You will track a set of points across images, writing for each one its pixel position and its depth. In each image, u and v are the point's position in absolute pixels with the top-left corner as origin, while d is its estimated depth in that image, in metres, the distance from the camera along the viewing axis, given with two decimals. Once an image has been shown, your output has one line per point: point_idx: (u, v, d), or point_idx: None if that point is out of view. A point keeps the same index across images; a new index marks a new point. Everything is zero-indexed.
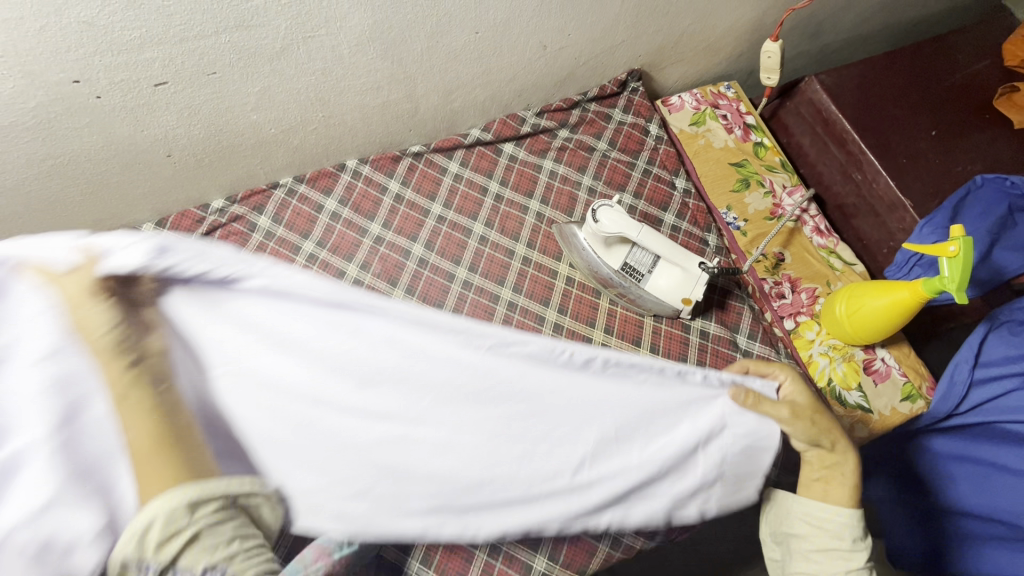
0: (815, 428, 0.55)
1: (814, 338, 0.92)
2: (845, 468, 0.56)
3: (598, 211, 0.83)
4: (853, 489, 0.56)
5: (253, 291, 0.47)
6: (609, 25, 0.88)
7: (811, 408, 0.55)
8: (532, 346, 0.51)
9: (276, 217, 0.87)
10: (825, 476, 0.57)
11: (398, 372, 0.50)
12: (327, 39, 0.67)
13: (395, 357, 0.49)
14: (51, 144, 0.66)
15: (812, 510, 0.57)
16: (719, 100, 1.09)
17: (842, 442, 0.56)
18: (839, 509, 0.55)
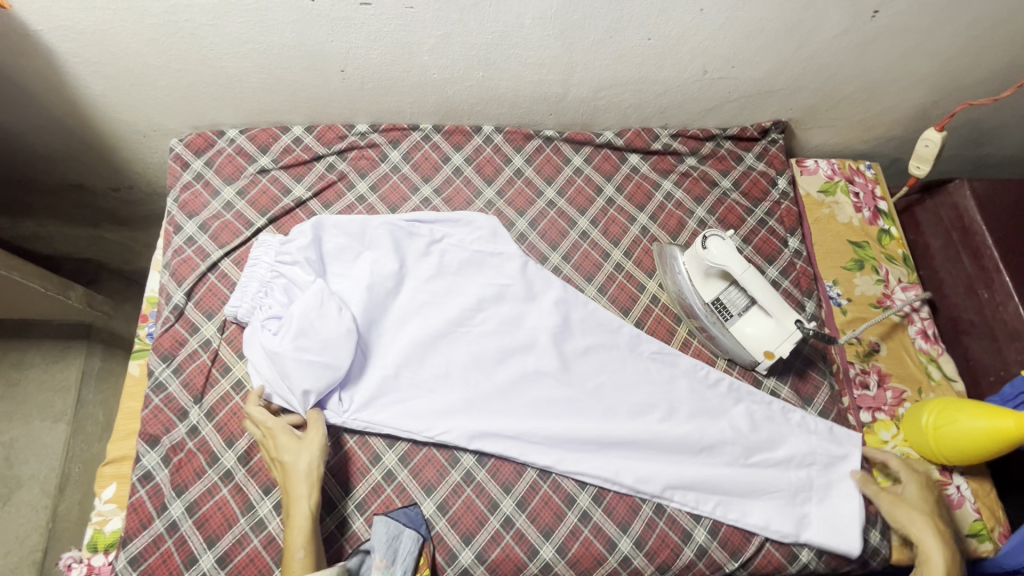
0: (901, 512, 0.77)
1: (887, 439, 0.87)
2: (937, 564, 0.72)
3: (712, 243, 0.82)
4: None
5: (480, 249, 0.89)
6: (775, 69, 0.88)
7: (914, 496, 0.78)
8: (640, 341, 0.86)
9: (406, 155, 0.93)
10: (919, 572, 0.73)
11: (567, 332, 0.86)
12: (516, 5, 0.72)
13: (562, 316, 0.87)
14: (257, 30, 0.74)
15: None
16: (856, 177, 1.05)
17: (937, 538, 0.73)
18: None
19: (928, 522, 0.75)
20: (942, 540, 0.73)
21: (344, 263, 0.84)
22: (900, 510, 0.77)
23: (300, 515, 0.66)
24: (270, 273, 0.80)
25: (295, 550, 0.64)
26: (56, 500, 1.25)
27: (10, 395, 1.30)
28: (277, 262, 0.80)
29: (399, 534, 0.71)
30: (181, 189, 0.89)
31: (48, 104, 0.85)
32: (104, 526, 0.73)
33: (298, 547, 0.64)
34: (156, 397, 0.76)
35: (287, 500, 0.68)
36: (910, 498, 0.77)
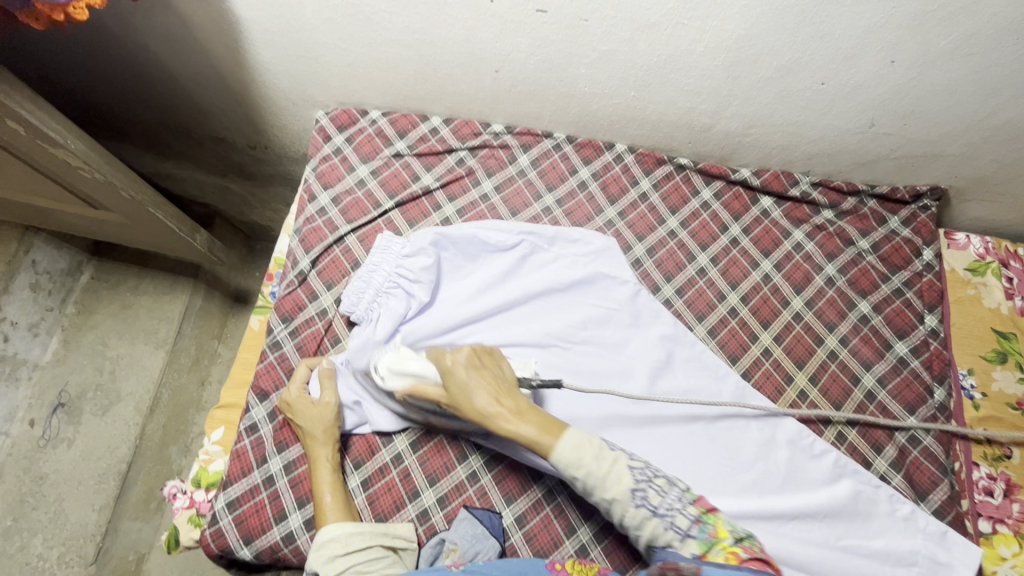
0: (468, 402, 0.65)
1: (1007, 557, 0.78)
2: (531, 438, 0.62)
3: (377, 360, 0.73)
4: (553, 436, 0.62)
5: (595, 270, 0.88)
6: (952, 133, 0.80)
7: (446, 372, 0.67)
8: (745, 393, 0.82)
9: (535, 161, 0.94)
10: (529, 441, 0.63)
11: (667, 368, 0.84)
12: (693, 32, 0.70)
13: (667, 352, 0.84)
14: (429, 23, 0.75)
15: (567, 457, 0.61)
16: (1012, 261, 0.96)
17: (496, 419, 0.64)
18: (564, 439, 0.62)
19: (486, 384, 0.66)
20: (501, 413, 0.64)
21: (460, 266, 0.87)
22: (451, 401, 0.66)
23: (321, 469, 0.71)
24: (389, 282, 0.82)
25: (322, 496, 0.69)
26: (145, 420, 1.36)
27: (122, 316, 1.41)
28: (398, 270, 0.82)
29: (483, 537, 0.70)
30: (320, 159, 0.92)
31: (218, 63, 0.90)
32: (208, 465, 0.78)
33: (327, 491, 0.70)
34: (271, 354, 0.80)
35: (306, 456, 0.73)
36: (449, 370, 0.67)
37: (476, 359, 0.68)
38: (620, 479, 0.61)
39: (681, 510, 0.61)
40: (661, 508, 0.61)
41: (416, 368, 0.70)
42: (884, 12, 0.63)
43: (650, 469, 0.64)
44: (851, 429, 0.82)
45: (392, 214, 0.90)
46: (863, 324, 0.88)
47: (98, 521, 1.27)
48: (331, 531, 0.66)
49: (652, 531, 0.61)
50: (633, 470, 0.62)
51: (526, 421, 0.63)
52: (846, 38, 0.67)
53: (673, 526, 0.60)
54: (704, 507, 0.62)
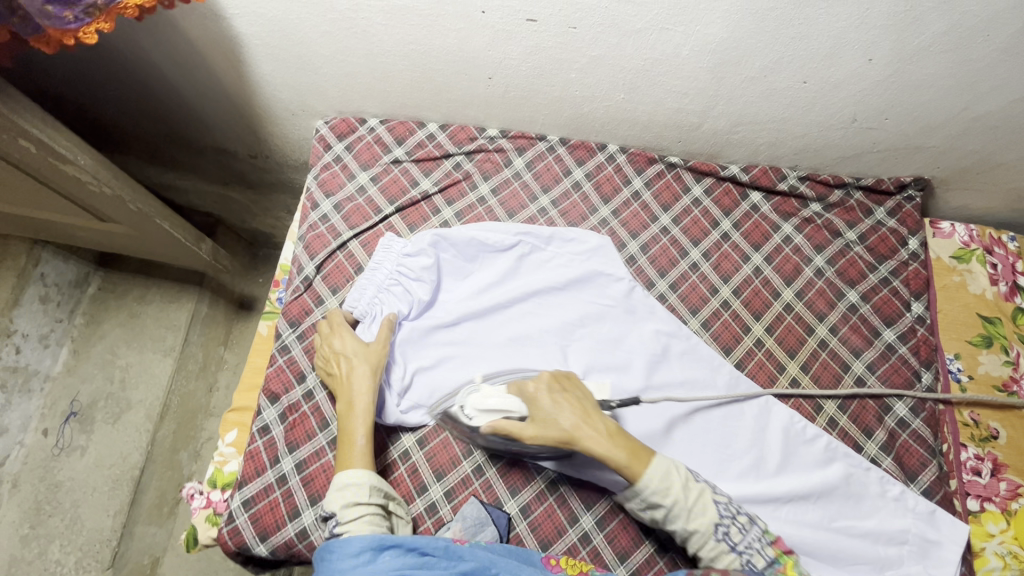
0: (559, 425, 0.71)
1: (995, 533, 0.81)
2: (619, 461, 0.68)
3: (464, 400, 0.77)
4: (639, 458, 0.69)
5: (591, 268, 0.90)
6: (932, 126, 0.83)
7: (538, 402, 0.73)
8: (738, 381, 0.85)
9: (529, 163, 0.96)
10: (616, 461, 0.69)
11: (662, 360, 0.87)
12: (677, 37, 0.72)
13: (661, 345, 0.87)
14: (423, 34, 0.78)
15: (654, 485, 0.67)
16: (996, 247, 0.98)
17: (587, 441, 0.70)
18: (651, 467, 0.68)
19: (573, 407, 0.73)
20: (592, 437, 0.70)
21: (458, 269, 0.90)
22: (538, 427, 0.71)
23: (361, 410, 0.73)
24: (389, 280, 0.85)
25: (356, 438, 0.71)
26: (156, 426, 1.39)
27: (130, 326, 1.44)
28: (399, 269, 0.85)
29: (483, 523, 0.74)
30: (321, 167, 0.95)
31: (219, 76, 0.93)
32: (223, 466, 0.81)
33: (362, 434, 0.71)
34: (280, 357, 0.83)
35: (347, 395, 0.74)
36: (537, 397, 0.74)
37: (557, 385, 0.75)
38: (704, 512, 0.68)
39: (759, 550, 0.68)
40: (740, 546, 0.68)
41: (496, 403, 0.74)
42: (859, 13, 0.66)
43: (733, 505, 0.70)
44: (842, 414, 0.85)
45: (393, 219, 0.93)
46: (852, 313, 0.91)
47: (113, 526, 1.30)
48: (357, 475, 0.68)
49: (726, 564, 0.67)
50: (718, 505, 0.68)
51: (614, 445, 0.69)
52: (824, 38, 0.70)
53: (748, 564, 0.67)
54: (781, 549, 0.69)
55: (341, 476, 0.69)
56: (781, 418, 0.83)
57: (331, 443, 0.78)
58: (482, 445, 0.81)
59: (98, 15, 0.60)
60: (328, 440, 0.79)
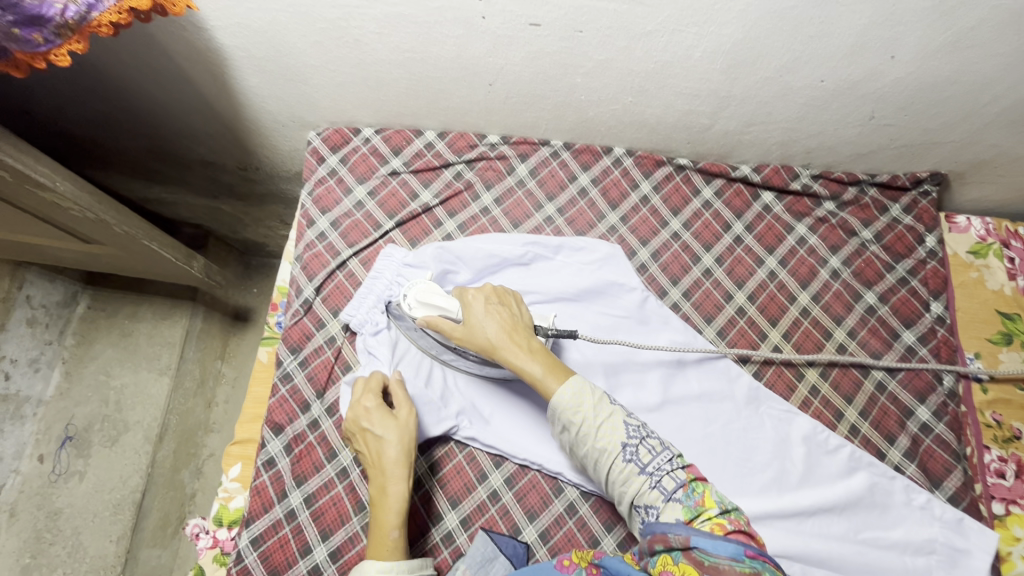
0: (484, 334, 0.68)
1: (1022, 536, 0.80)
2: (534, 375, 0.64)
3: (408, 290, 0.76)
4: (556, 371, 0.64)
5: (601, 279, 0.87)
6: (953, 121, 0.80)
7: (468, 307, 0.71)
8: (757, 391, 0.83)
9: (533, 170, 0.92)
10: (531, 374, 0.65)
11: (678, 372, 0.84)
12: (690, 38, 0.69)
13: (677, 357, 0.84)
14: (419, 41, 0.74)
15: (566, 402, 0.61)
16: (1014, 240, 0.96)
17: (508, 353, 0.66)
18: (565, 384, 0.62)
19: (504, 319, 0.69)
20: (512, 348, 0.66)
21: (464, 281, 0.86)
22: (465, 330, 0.69)
23: (392, 494, 0.65)
24: (389, 289, 0.82)
25: (389, 530, 0.63)
26: (156, 447, 1.35)
27: (123, 345, 1.39)
28: (400, 277, 0.83)
29: (492, 557, 0.71)
30: (315, 182, 0.91)
31: (203, 90, 0.88)
32: (228, 502, 0.78)
33: (395, 525, 0.64)
34: (283, 387, 0.79)
35: (376, 477, 0.67)
36: (471, 303, 0.71)
37: (495, 297, 0.72)
38: (613, 431, 0.61)
39: (670, 473, 0.58)
40: (649, 467, 0.58)
41: (440, 302, 0.73)
42: (884, 9, 0.63)
43: (647, 429, 0.62)
44: (864, 421, 0.83)
45: (393, 234, 0.89)
46: (870, 315, 0.88)
47: (117, 552, 1.27)
48: (384, 569, 0.60)
49: (636, 489, 0.58)
50: (628, 426, 0.61)
51: (534, 359, 0.65)
52: (846, 36, 0.67)
53: (659, 488, 0.57)
54: (694, 474, 0.58)
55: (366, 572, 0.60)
56: (802, 428, 0.81)
57: (340, 476, 0.75)
58: (497, 469, 0.78)
59: (69, 36, 0.54)
60: (337, 472, 0.76)
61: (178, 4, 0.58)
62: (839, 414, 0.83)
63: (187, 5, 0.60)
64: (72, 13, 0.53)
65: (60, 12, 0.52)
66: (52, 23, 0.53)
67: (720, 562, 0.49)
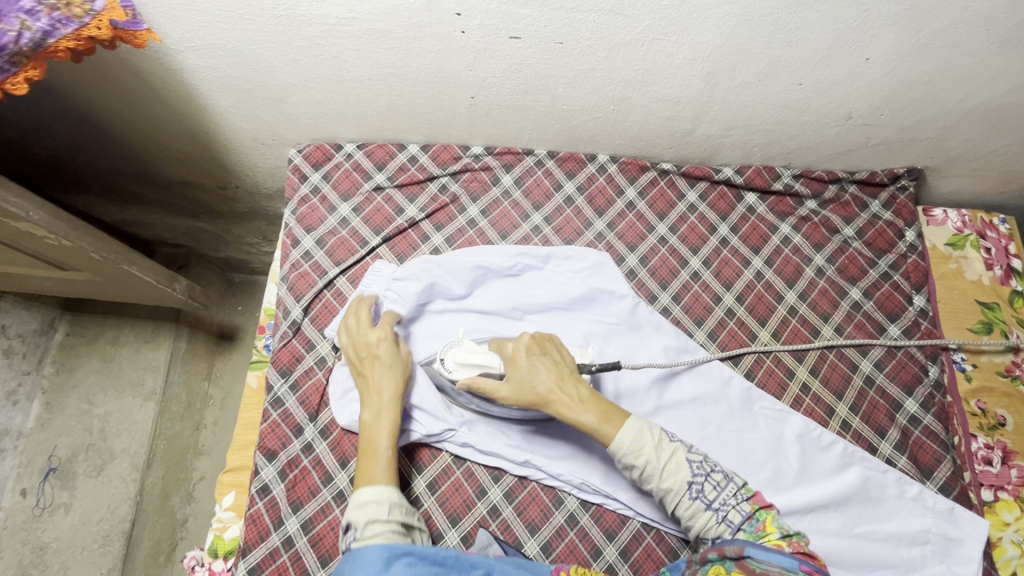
0: (537, 387, 0.69)
1: (1010, 522, 0.82)
2: (591, 425, 0.66)
3: (444, 353, 0.76)
4: (610, 418, 0.66)
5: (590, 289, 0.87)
6: (927, 119, 0.82)
7: (513, 362, 0.72)
8: (749, 391, 0.84)
9: (518, 180, 0.92)
10: (589, 424, 0.66)
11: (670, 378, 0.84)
12: (669, 46, 0.69)
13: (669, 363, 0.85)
14: (400, 57, 0.73)
15: (626, 446, 0.64)
16: (988, 231, 0.98)
17: (560, 404, 0.68)
18: (624, 429, 0.65)
19: (549, 368, 0.70)
20: (567, 400, 0.68)
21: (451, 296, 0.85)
22: (511, 388, 0.70)
23: (387, 421, 0.70)
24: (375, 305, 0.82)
25: (381, 451, 0.68)
26: (144, 474, 1.31)
27: (105, 371, 1.35)
28: (387, 293, 0.83)
29: (488, 544, 0.72)
30: (298, 201, 0.89)
31: (179, 111, 0.86)
32: (223, 533, 0.77)
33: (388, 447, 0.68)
34: (274, 412, 0.78)
35: (373, 404, 0.71)
36: (514, 358, 0.72)
37: (536, 347, 0.73)
38: (677, 471, 0.63)
39: (735, 506, 0.61)
40: (715, 503, 0.62)
41: (478, 360, 0.74)
42: (857, 14, 0.64)
43: (708, 463, 0.65)
44: (854, 416, 0.84)
45: (380, 250, 0.88)
46: (856, 310, 0.90)
47: None
48: (377, 491, 0.64)
49: (704, 523, 0.61)
50: (692, 464, 0.64)
51: (588, 409, 0.67)
52: (822, 40, 0.68)
53: (724, 522, 0.61)
54: (758, 504, 0.62)
55: (360, 491, 0.64)
56: (797, 427, 0.82)
57: (336, 499, 0.74)
58: (496, 483, 0.78)
59: (24, 63, 0.54)
60: (334, 495, 0.74)
61: (139, 36, 0.60)
62: (830, 411, 0.85)
63: (148, 37, 0.62)
64: (27, 40, 0.53)
65: (14, 40, 0.52)
66: (7, 51, 0.52)
67: (772, 568, 0.55)
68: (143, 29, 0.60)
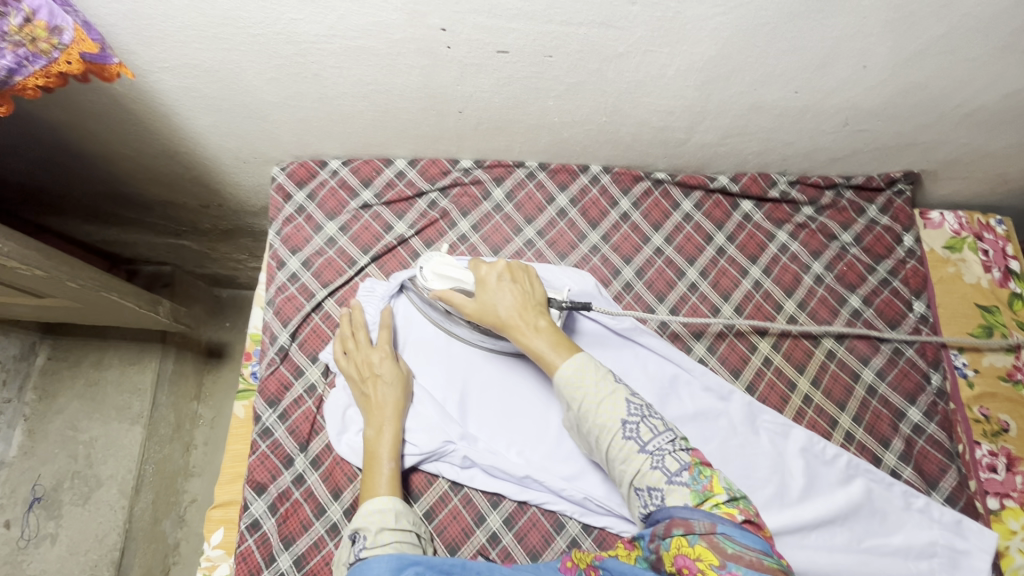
0: (501, 311, 0.68)
1: (1017, 530, 0.80)
2: (540, 353, 0.65)
3: (424, 264, 0.75)
4: (561, 346, 0.64)
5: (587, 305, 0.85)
6: (924, 124, 0.81)
7: (483, 282, 0.70)
8: (750, 406, 0.82)
9: (509, 193, 0.90)
10: (537, 350, 0.65)
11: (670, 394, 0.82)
12: (662, 58, 0.67)
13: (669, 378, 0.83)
14: (384, 73, 0.70)
15: (567, 377, 0.61)
16: (985, 232, 0.97)
17: (517, 330, 0.67)
18: (569, 360, 0.62)
19: (516, 297, 0.68)
20: (522, 327, 0.66)
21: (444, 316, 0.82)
22: (477, 307, 0.70)
23: (389, 432, 0.70)
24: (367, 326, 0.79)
25: (383, 462, 0.68)
26: (132, 501, 1.27)
27: (89, 396, 1.31)
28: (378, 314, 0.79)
29: None
30: (283, 221, 0.86)
31: (155, 132, 0.83)
32: (213, 571, 0.74)
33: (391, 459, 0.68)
34: (263, 443, 0.75)
35: (376, 418, 0.71)
36: (484, 279, 0.70)
37: (510, 274, 0.71)
38: (614, 408, 0.59)
39: (671, 452, 0.56)
40: (650, 446, 0.57)
41: (454, 274, 0.73)
42: (855, 22, 0.63)
43: (649, 407, 0.60)
44: (858, 427, 0.83)
45: (369, 270, 0.85)
46: (856, 318, 0.88)
47: None
48: (383, 502, 0.64)
49: (636, 468, 0.57)
50: (630, 404, 0.59)
51: (541, 337, 0.65)
52: (818, 49, 0.66)
53: (660, 467, 0.55)
54: (699, 457, 0.56)
55: (367, 503, 0.65)
56: (800, 440, 0.81)
57: (330, 533, 0.72)
58: (495, 510, 0.75)
59: None
60: (327, 529, 0.72)
61: (108, 70, 0.58)
62: (833, 422, 0.83)
63: (120, 69, 0.59)
64: None
65: None
66: None
67: (748, 553, 0.49)
68: (114, 62, 0.57)
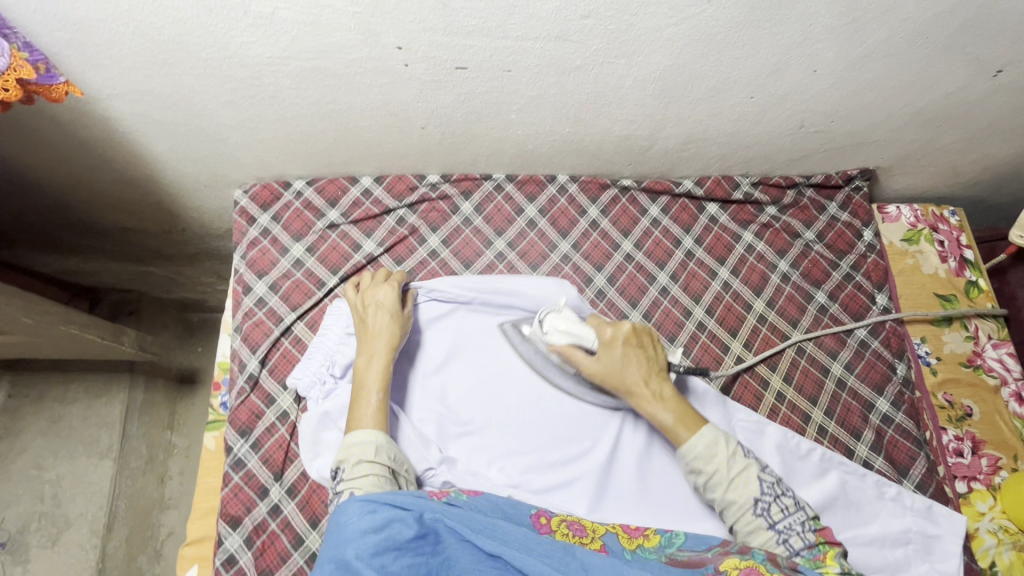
0: (631, 378, 0.70)
1: (985, 511, 0.83)
2: (665, 423, 0.67)
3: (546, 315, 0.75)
4: (688, 422, 0.67)
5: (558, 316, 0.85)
6: (874, 123, 0.83)
7: (608, 343, 0.71)
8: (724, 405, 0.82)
9: (478, 207, 0.90)
10: (669, 425, 0.67)
11: None
12: (620, 69, 0.68)
13: None
14: (342, 93, 0.70)
15: (697, 452, 0.65)
16: (940, 223, 1.00)
17: (642, 398, 0.69)
18: (698, 436, 0.65)
19: (642, 363, 0.71)
20: (654, 399, 0.69)
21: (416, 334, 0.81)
22: (601, 368, 0.71)
23: (380, 364, 0.70)
24: (338, 345, 0.76)
25: (371, 393, 0.68)
26: (104, 539, 1.22)
27: (54, 432, 1.26)
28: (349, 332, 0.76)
29: None
30: (248, 245, 0.85)
31: (110, 159, 0.81)
32: None
33: (380, 390, 0.68)
34: (235, 475, 0.73)
35: (369, 346, 0.71)
36: (609, 340, 0.71)
37: (634, 338, 0.72)
38: (745, 486, 0.63)
39: (799, 532, 0.61)
40: (780, 524, 0.61)
41: (568, 329, 0.73)
42: (802, 28, 0.64)
43: (780, 486, 0.64)
44: (830, 421, 0.85)
45: (339, 290, 0.84)
46: (822, 314, 0.91)
47: None
48: (366, 433, 0.65)
49: (762, 541, 0.62)
50: (762, 482, 0.63)
51: (666, 408, 0.68)
52: (768, 55, 0.68)
53: (787, 545, 0.61)
54: (824, 537, 0.61)
55: (351, 433, 0.65)
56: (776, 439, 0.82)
57: (309, 563, 0.70)
58: None
59: None
60: (305, 559, 0.70)
61: (55, 90, 0.57)
62: (806, 419, 0.85)
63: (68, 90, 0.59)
64: None
65: None
66: None
67: None
68: (59, 82, 0.57)
